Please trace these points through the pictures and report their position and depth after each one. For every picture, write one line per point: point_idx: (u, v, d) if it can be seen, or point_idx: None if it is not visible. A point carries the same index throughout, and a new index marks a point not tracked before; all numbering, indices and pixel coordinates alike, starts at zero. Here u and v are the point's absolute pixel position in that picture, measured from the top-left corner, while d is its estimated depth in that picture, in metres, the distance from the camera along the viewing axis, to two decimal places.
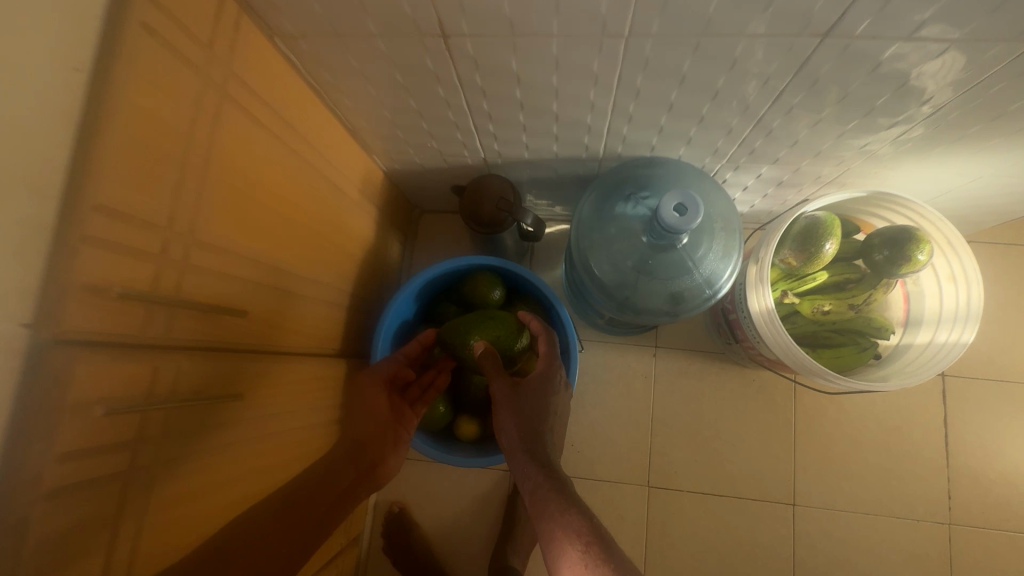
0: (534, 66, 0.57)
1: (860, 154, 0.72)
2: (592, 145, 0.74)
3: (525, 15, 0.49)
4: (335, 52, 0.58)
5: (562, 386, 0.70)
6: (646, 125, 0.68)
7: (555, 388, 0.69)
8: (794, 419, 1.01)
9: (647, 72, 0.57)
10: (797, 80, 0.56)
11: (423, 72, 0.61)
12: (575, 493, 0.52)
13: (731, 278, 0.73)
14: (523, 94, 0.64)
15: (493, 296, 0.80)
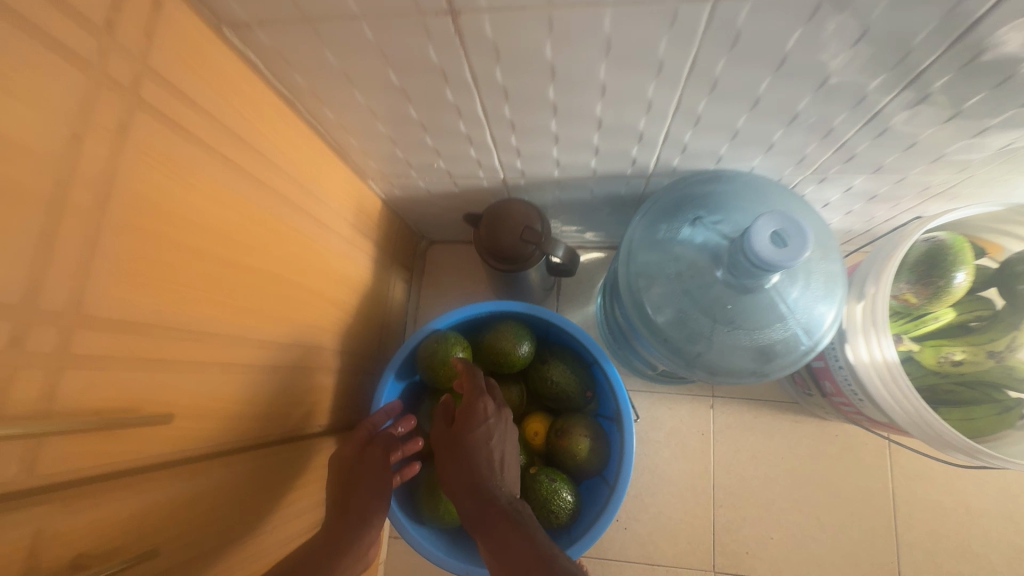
0: (573, 50, 0.42)
1: (992, 159, 0.56)
2: (642, 159, 0.58)
3: None
4: (305, 45, 0.43)
5: (491, 412, 0.56)
6: (715, 129, 0.52)
7: (481, 418, 0.55)
8: (890, 484, 0.83)
9: (733, 56, 0.41)
10: (937, 60, 0.41)
11: (426, 70, 0.46)
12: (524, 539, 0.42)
13: (834, 325, 0.56)
14: (556, 94, 0.48)
15: (521, 351, 0.63)
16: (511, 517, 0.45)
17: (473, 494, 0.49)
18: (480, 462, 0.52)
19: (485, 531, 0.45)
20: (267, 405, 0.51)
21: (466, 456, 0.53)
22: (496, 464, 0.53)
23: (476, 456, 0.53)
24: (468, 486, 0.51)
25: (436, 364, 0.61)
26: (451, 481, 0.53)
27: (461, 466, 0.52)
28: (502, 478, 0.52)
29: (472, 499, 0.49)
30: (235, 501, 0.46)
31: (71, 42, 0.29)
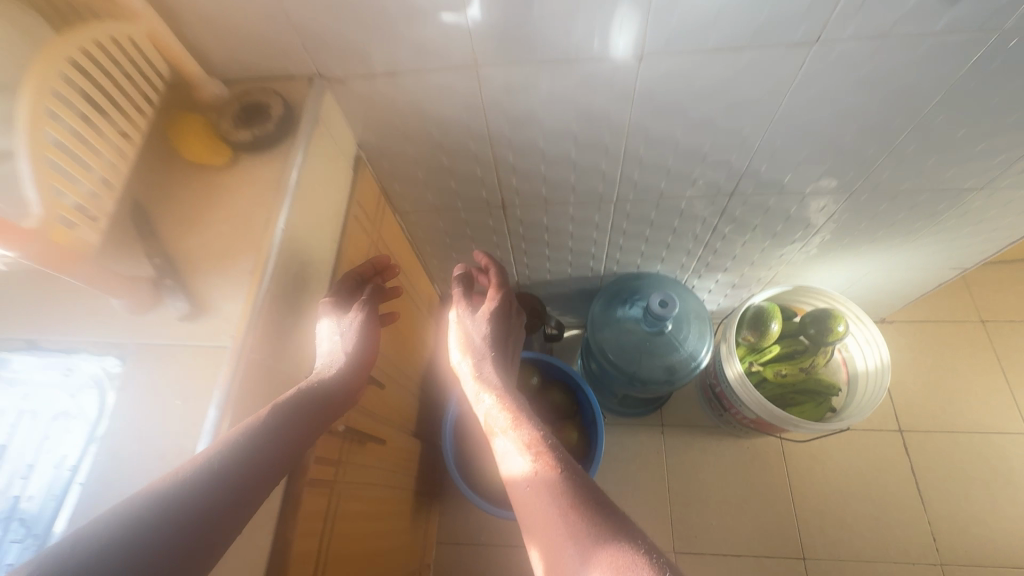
0: (560, 219, 0.89)
1: (782, 262, 1.04)
2: (596, 267, 1.05)
3: (557, 193, 0.82)
4: (430, 219, 0.90)
5: (514, 313, 0.80)
6: (632, 251, 1.00)
7: (512, 315, 0.79)
8: (788, 479, 1.19)
9: (631, 218, 0.90)
10: (723, 219, 0.90)
11: (486, 228, 0.93)
12: (525, 414, 0.62)
13: (708, 354, 0.99)
14: (551, 237, 0.95)
15: (531, 381, 1.04)
16: (517, 393, 0.66)
17: (494, 356, 0.72)
18: (500, 332, 0.75)
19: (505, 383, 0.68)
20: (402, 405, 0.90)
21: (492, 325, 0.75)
22: (503, 368, 0.71)
23: (498, 326, 0.76)
24: (490, 346, 0.73)
25: None
26: (474, 343, 0.73)
27: (485, 331, 0.74)
28: (505, 372, 0.71)
29: (491, 359, 0.71)
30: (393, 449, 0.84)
31: (365, 229, 0.74)
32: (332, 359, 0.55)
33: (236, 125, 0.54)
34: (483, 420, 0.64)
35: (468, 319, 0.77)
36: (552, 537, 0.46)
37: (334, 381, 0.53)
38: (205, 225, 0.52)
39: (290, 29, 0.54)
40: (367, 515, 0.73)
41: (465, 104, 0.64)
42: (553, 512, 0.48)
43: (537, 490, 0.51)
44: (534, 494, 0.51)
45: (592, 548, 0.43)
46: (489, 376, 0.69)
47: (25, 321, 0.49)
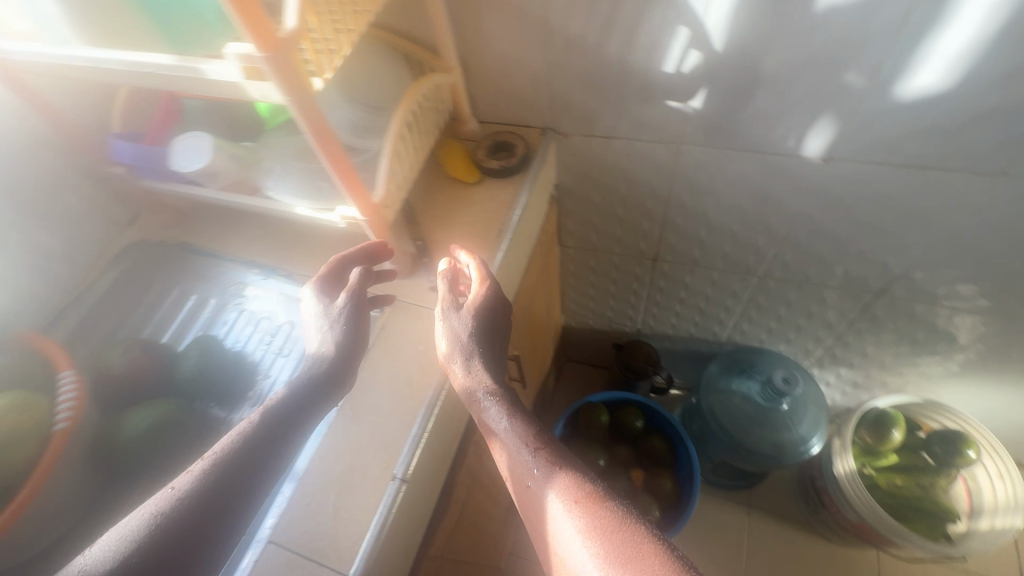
0: (701, 280, 0.98)
1: (914, 372, 1.03)
2: (720, 333, 1.11)
3: (708, 257, 0.91)
4: (585, 256, 1.02)
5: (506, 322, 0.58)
6: (760, 326, 1.05)
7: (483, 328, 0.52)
8: None
9: (769, 294, 0.96)
10: (863, 315, 0.93)
11: (631, 274, 1.03)
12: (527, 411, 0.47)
13: (820, 444, 1.01)
14: (687, 295, 1.03)
15: (636, 424, 1.10)
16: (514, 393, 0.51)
17: (479, 347, 0.51)
18: (490, 329, 0.53)
19: (487, 380, 0.49)
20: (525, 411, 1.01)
21: (479, 318, 0.52)
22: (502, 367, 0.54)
23: (489, 322, 0.53)
24: (476, 340, 0.51)
25: (588, 418, 1.09)
26: (455, 355, 0.51)
27: (471, 330, 0.52)
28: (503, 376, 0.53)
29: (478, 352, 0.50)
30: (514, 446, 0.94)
31: (541, 253, 0.88)
32: (320, 357, 0.47)
33: (492, 156, 0.71)
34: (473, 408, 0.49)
35: (453, 316, 0.53)
36: (566, 546, 0.39)
37: (327, 369, 0.46)
38: (454, 225, 0.68)
39: (547, 93, 0.71)
40: (489, 494, 0.84)
41: (657, 170, 0.77)
42: (544, 491, 0.42)
43: (525, 465, 0.44)
44: (521, 471, 0.44)
45: (584, 524, 0.38)
46: (470, 374, 0.50)
47: (321, 265, 0.68)
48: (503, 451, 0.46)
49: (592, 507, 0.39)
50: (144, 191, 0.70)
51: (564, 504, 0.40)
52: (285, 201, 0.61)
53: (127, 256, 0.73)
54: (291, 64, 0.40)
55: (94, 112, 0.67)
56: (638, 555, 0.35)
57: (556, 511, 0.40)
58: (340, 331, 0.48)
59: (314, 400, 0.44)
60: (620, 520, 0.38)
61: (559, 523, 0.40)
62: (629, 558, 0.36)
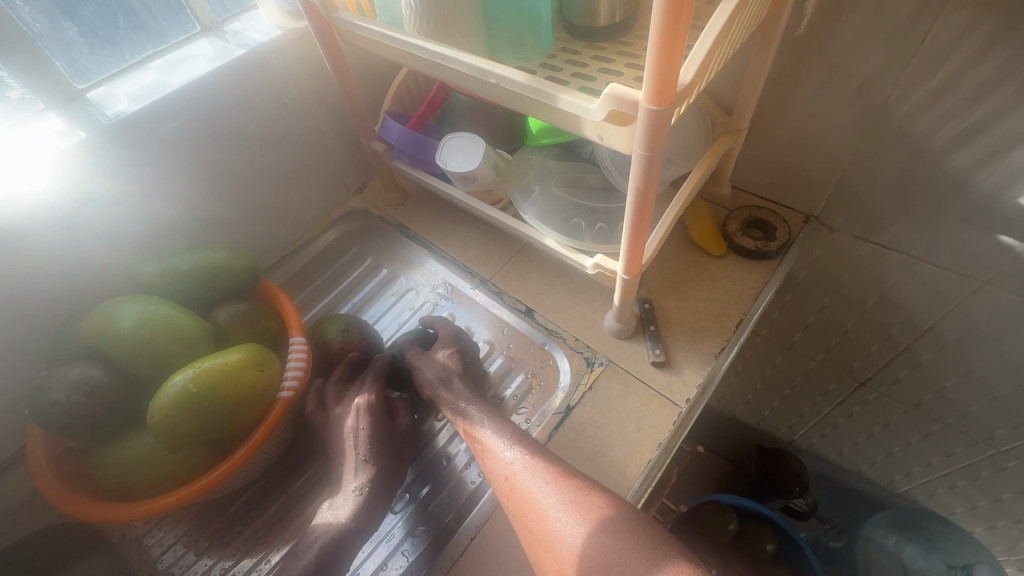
0: (910, 425, 0.82)
1: None
2: (899, 484, 0.94)
3: (937, 407, 0.76)
4: (772, 351, 0.91)
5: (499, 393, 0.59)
6: (961, 499, 0.87)
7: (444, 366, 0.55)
8: None
9: (996, 473, 0.79)
10: None
11: (819, 387, 0.90)
12: (549, 456, 0.47)
13: None
14: (879, 433, 0.88)
15: (765, 547, 0.96)
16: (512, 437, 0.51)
17: (455, 371, 0.55)
18: (466, 359, 0.56)
19: (466, 397, 0.53)
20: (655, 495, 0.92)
21: (447, 348, 0.56)
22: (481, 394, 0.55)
23: (463, 355, 0.56)
24: (451, 365, 0.55)
25: (716, 519, 0.97)
26: (433, 386, 0.54)
27: (444, 360, 0.55)
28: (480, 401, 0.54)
29: (460, 401, 0.52)
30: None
31: None
32: (357, 459, 0.50)
33: (749, 233, 0.62)
34: (488, 454, 0.48)
35: (426, 358, 0.56)
36: None
37: (375, 470, 0.49)
38: (687, 297, 0.61)
39: (835, 182, 0.62)
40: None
41: (930, 300, 0.65)
42: (524, 479, 0.45)
43: (505, 461, 0.47)
44: (500, 466, 0.47)
45: (563, 497, 0.44)
46: (448, 397, 0.53)
47: (535, 295, 0.64)
48: (483, 449, 0.49)
49: (575, 487, 0.44)
50: (384, 168, 0.71)
51: (544, 481, 0.45)
52: (537, 228, 0.56)
53: (349, 220, 0.76)
54: (669, 121, 0.35)
55: (371, 84, 0.69)
56: (618, 519, 0.42)
57: (537, 496, 0.44)
58: (376, 441, 0.51)
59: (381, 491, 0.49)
60: (616, 510, 0.43)
61: (543, 503, 0.44)
62: (603, 518, 0.42)
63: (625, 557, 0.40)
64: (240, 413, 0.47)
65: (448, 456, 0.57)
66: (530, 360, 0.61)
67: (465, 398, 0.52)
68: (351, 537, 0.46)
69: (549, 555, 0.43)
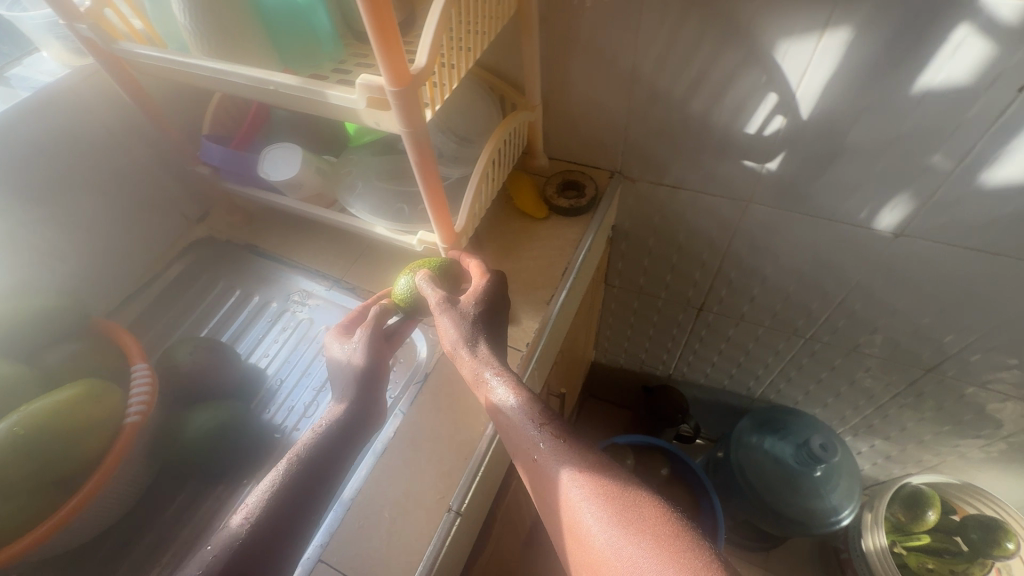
0: (745, 334, 0.97)
1: (954, 452, 1.01)
2: (754, 388, 1.10)
3: (755, 314, 0.91)
4: (628, 297, 1.02)
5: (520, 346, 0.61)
6: (798, 386, 1.04)
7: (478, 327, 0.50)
8: None
9: (813, 357, 0.95)
10: (909, 389, 0.92)
11: (672, 320, 1.03)
12: (578, 439, 0.42)
13: (851, 516, 0.98)
14: (726, 347, 1.03)
15: (661, 472, 1.08)
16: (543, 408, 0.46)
17: (480, 332, 0.49)
18: (492, 320, 0.52)
19: (492, 365, 0.47)
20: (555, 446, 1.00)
21: (475, 303, 0.51)
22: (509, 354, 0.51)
23: (490, 312, 0.51)
24: (476, 322, 0.50)
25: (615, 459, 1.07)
26: (456, 344, 0.49)
27: (469, 317, 0.50)
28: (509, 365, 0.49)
29: (485, 361, 0.47)
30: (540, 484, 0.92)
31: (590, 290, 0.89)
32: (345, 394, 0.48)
33: (561, 194, 0.72)
34: (512, 428, 0.44)
35: (449, 309, 0.50)
36: None
37: (352, 398, 0.47)
38: (519, 259, 0.69)
39: (622, 139, 0.72)
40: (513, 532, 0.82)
41: (719, 224, 0.78)
42: (550, 466, 0.41)
43: (533, 440, 0.42)
44: (526, 448, 0.42)
45: (591, 491, 0.39)
46: (471, 360, 0.48)
47: (386, 283, 0.69)
48: (509, 426, 0.44)
49: (602, 481, 0.39)
50: (221, 191, 0.72)
51: (571, 476, 0.40)
52: (365, 219, 0.62)
53: (196, 249, 0.76)
54: (417, 98, 0.41)
55: (188, 112, 0.70)
56: (648, 519, 0.37)
57: (567, 481, 0.40)
58: (363, 383, 0.48)
59: (356, 429, 0.46)
60: (646, 509, 0.37)
61: (570, 497, 0.39)
62: (641, 518, 0.36)
63: (663, 566, 0.34)
64: (87, 439, 0.47)
65: None
66: None
67: (489, 353, 0.48)
68: (311, 481, 0.41)
69: (581, 549, 0.38)
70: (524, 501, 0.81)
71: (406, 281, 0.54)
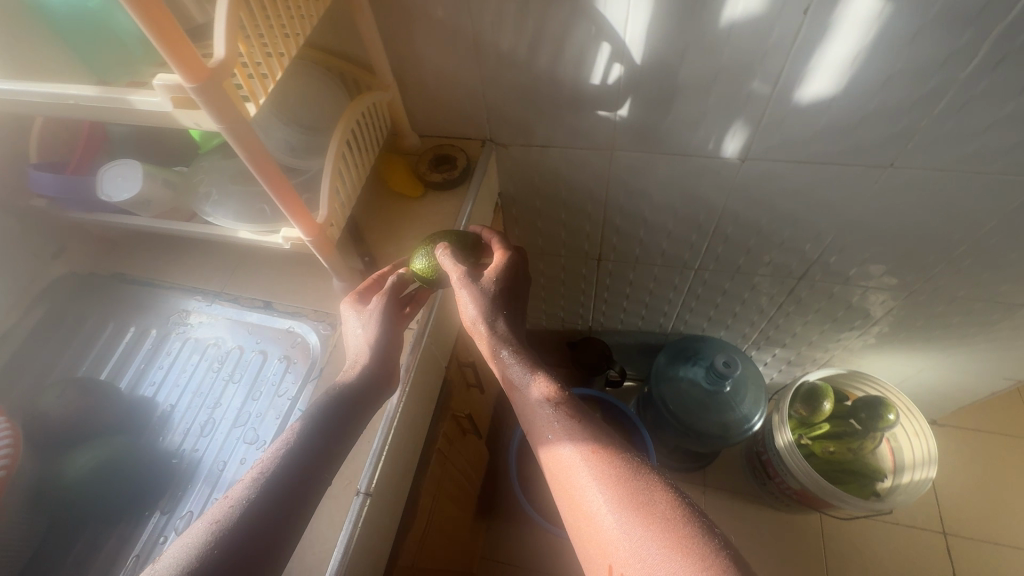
0: (644, 276, 1.03)
1: (838, 346, 1.13)
2: (665, 324, 1.17)
3: (647, 254, 0.97)
4: (533, 260, 1.06)
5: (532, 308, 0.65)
6: (701, 314, 1.12)
7: (501, 305, 0.55)
8: (826, 561, 1.22)
9: (706, 286, 1.03)
10: (790, 297, 1.01)
11: (578, 274, 1.08)
12: (585, 414, 0.48)
13: (761, 420, 1.08)
14: (632, 290, 1.09)
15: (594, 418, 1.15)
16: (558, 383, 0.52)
17: (499, 310, 0.55)
18: (509, 298, 0.57)
19: (509, 343, 0.53)
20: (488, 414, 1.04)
21: (498, 284, 0.56)
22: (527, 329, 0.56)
23: (507, 290, 0.56)
24: (496, 302, 0.55)
25: None
26: (476, 319, 0.54)
27: (493, 296, 0.55)
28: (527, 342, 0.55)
29: (505, 336, 0.53)
30: (477, 452, 0.96)
31: None
32: (358, 356, 0.53)
33: (433, 169, 0.72)
34: (528, 399, 0.50)
35: (472, 287, 0.55)
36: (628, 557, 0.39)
37: (367, 363, 0.52)
38: (401, 240, 0.70)
39: (483, 107, 0.74)
40: (455, 502, 0.85)
41: (593, 175, 0.82)
42: (560, 440, 0.47)
43: (547, 417, 0.48)
44: (541, 422, 0.49)
45: (595, 463, 0.44)
46: (493, 335, 0.54)
47: (268, 287, 0.67)
48: (526, 401, 0.50)
49: (604, 458, 0.44)
50: (71, 221, 0.67)
51: (579, 451, 0.45)
52: (227, 225, 0.60)
53: (57, 287, 0.70)
54: (223, 93, 0.40)
55: (6, 142, 0.64)
56: (642, 493, 0.41)
57: (575, 453, 0.45)
58: (377, 346, 0.53)
59: (367, 392, 0.51)
60: (641, 482, 0.42)
61: (574, 467, 0.45)
62: (644, 503, 0.40)
63: (647, 529, 0.39)
64: None
65: (223, 461, 0.58)
66: (282, 344, 0.64)
67: (509, 329, 0.54)
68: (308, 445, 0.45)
69: (586, 524, 0.43)
70: (460, 470, 0.84)
71: (425, 258, 0.58)
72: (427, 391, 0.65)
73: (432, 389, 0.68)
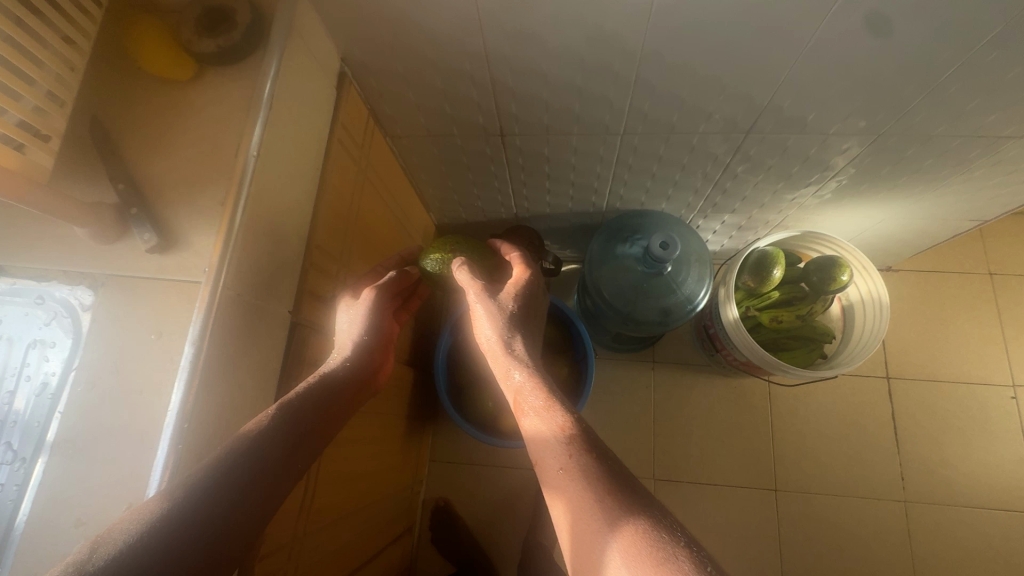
0: (561, 150, 0.84)
1: (793, 205, 0.99)
2: (598, 202, 1.00)
3: (559, 122, 0.76)
4: (423, 144, 0.84)
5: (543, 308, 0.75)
6: (637, 187, 0.95)
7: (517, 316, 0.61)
8: (771, 418, 1.23)
9: (638, 153, 0.84)
10: (738, 157, 0.83)
11: (483, 156, 0.87)
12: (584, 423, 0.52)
13: (706, 297, 0.98)
14: (552, 168, 0.90)
15: None
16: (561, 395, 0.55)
17: (514, 327, 0.60)
18: (524, 317, 0.62)
19: (524, 357, 0.58)
20: (398, 333, 0.92)
21: (517, 301, 0.63)
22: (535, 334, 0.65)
23: (524, 307, 0.63)
24: (511, 317, 0.61)
25: None
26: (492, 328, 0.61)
27: (511, 313, 0.61)
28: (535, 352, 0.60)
29: (515, 345, 0.59)
30: (379, 379, 0.85)
31: (352, 153, 0.70)
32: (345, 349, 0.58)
33: (197, 34, 0.48)
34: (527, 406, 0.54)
35: (489, 302, 0.62)
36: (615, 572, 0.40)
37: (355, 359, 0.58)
38: (171, 149, 0.48)
39: None
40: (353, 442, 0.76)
41: (458, 17, 0.58)
42: (559, 452, 0.48)
43: (548, 431, 0.51)
44: (540, 434, 0.51)
45: (591, 481, 0.45)
46: (506, 345, 0.59)
47: None
48: (530, 412, 0.53)
49: (601, 477, 0.46)
50: None
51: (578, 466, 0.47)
52: None
53: None
54: None
55: None
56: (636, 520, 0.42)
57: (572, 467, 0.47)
58: (364, 340, 0.59)
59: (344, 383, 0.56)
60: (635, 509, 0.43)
61: (572, 483, 0.46)
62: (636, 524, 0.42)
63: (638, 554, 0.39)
64: None
65: None
66: (31, 323, 0.46)
67: (522, 344, 0.59)
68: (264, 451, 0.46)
69: (579, 538, 0.44)
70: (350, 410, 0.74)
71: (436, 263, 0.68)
72: (253, 353, 0.50)
73: (271, 346, 0.53)
